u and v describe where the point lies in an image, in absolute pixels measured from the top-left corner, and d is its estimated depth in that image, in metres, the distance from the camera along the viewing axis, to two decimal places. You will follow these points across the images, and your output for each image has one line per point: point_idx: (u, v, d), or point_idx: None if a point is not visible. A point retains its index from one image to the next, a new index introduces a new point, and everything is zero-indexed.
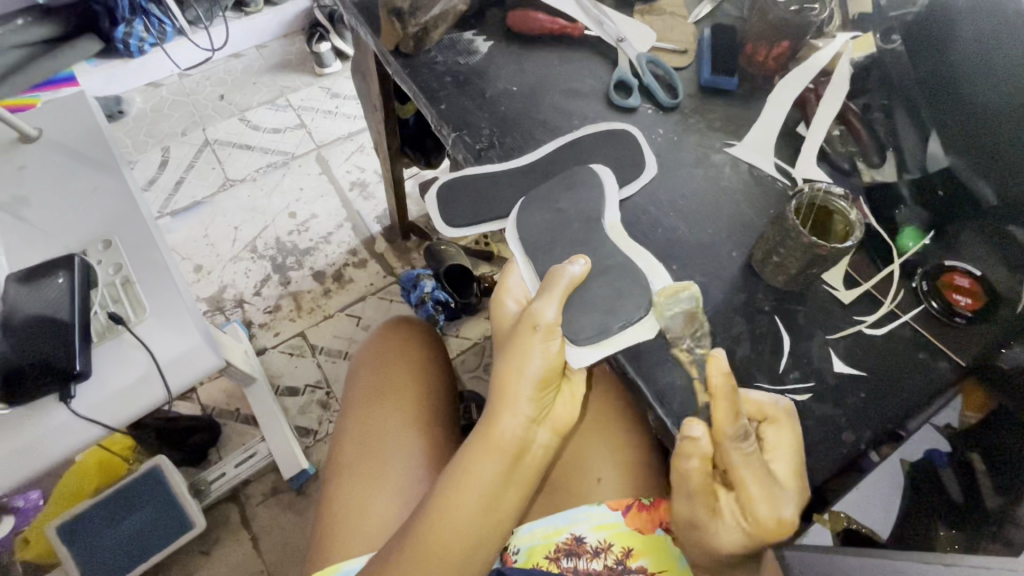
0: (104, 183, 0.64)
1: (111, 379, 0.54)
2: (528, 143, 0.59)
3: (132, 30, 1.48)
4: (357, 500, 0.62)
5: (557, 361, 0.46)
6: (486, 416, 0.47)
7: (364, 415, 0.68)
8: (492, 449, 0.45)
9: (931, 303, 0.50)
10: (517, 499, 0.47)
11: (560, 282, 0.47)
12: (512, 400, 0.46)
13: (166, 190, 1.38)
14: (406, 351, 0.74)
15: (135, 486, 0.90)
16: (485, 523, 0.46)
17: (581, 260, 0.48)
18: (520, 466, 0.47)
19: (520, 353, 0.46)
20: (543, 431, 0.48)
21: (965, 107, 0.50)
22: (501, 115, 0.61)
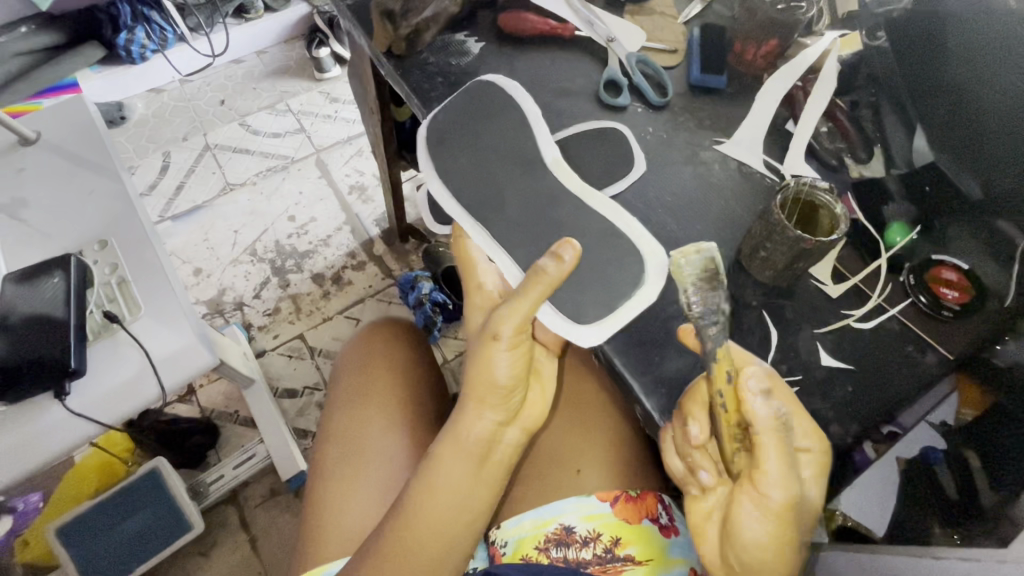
0: (102, 185, 0.64)
1: (105, 378, 0.55)
2: (495, 135, 0.57)
3: (133, 37, 1.48)
4: (337, 500, 0.63)
5: (521, 361, 0.47)
6: (452, 418, 0.48)
7: (344, 418, 0.69)
8: (457, 450, 0.46)
9: (919, 297, 0.50)
10: (489, 498, 0.48)
11: (539, 282, 0.44)
12: (477, 402, 0.47)
13: (166, 194, 1.39)
14: (385, 351, 0.74)
15: (134, 488, 0.91)
16: (456, 524, 0.47)
17: (571, 249, 0.44)
18: (488, 465, 0.47)
19: (486, 357, 0.46)
20: (513, 431, 0.49)
21: (947, 105, 0.50)
22: (467, 111, 0.58)
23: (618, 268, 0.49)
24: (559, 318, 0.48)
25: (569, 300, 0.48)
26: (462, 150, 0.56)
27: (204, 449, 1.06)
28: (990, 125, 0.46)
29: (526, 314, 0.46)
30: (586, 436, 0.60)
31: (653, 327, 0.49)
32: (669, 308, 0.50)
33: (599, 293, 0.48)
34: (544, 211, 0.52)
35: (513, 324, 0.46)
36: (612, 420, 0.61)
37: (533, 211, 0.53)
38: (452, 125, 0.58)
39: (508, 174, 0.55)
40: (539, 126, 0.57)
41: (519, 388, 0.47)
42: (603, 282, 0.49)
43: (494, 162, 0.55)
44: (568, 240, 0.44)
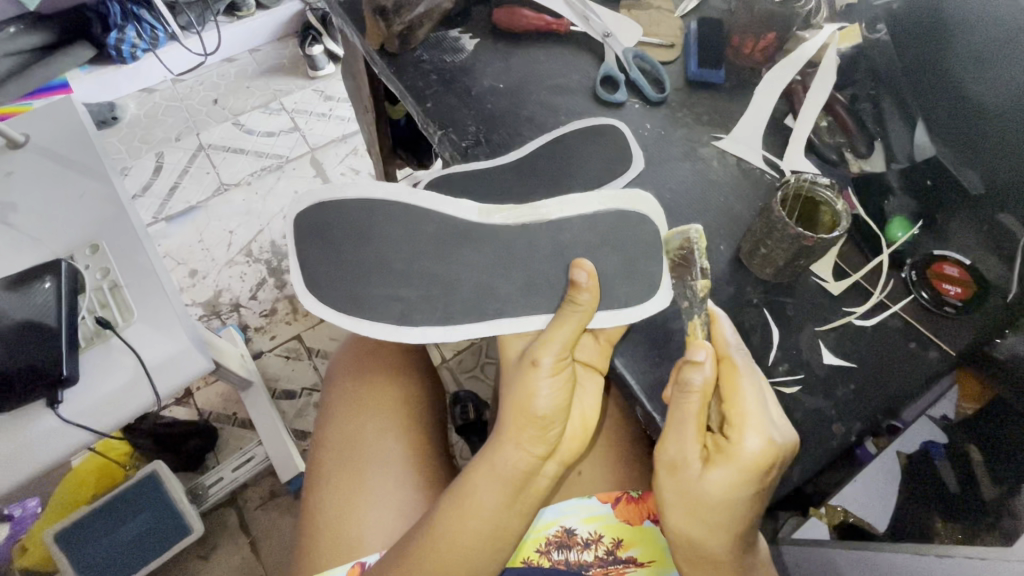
0: (92, 188, 0.63)
1: (99, 384, 0.54)
2: (392, 251, 0.48)
3: (124, 37, 1.47)
4: (345, 512, 0.62)
5: (563, 394, 0.46)
6: (491, 444, 0.47)
7: (349, 424, 0.67)
8: (493, 478, 0.45)
9: (921, 293, 0.49)
10: (520, 528, 0.47)
11: (573, 314, 0.47)
12: (517, 433, 0.45)
13: (160, 196, 1.38)
14: (391, 362, 0.72)
15: (132, 493, 0.90)
16: (487, 551, 0.45)
17: (584, 270, 0.47)
18: (523, 496, 0.46)
19: (527, 387, 0.46)
20: (552, 465, 0.48)
21: (949, 99, 0.48)
22: (336, 259, 0.49)
23: (635, 244, 0.49)
24: (621, 311, 0.49)
25: (612, 292, 0.49)
26: (375, 289, 0.49)
27: (203, 452, 1.05)
28: (988, 122, 0.46)
29: (563, 345, 0.46)
30: (596, 445, 0.58)
31: None
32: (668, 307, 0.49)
33: (627, 281, 0.49)
34: (534, 238, 0.48)
35: (553, 356, 0.46)
36: (620, 428, 0.60)
37: (509, 254, 0.49)
38: (329, 282, 0.50)
39: (442, 262, 0.49)
40: (413, 197, 0.47)
41: (562, 420, 0.46)
42: (628, 265, 0.49)
43: (415, 275, 0.49)
44: (578, 263, 0.47)
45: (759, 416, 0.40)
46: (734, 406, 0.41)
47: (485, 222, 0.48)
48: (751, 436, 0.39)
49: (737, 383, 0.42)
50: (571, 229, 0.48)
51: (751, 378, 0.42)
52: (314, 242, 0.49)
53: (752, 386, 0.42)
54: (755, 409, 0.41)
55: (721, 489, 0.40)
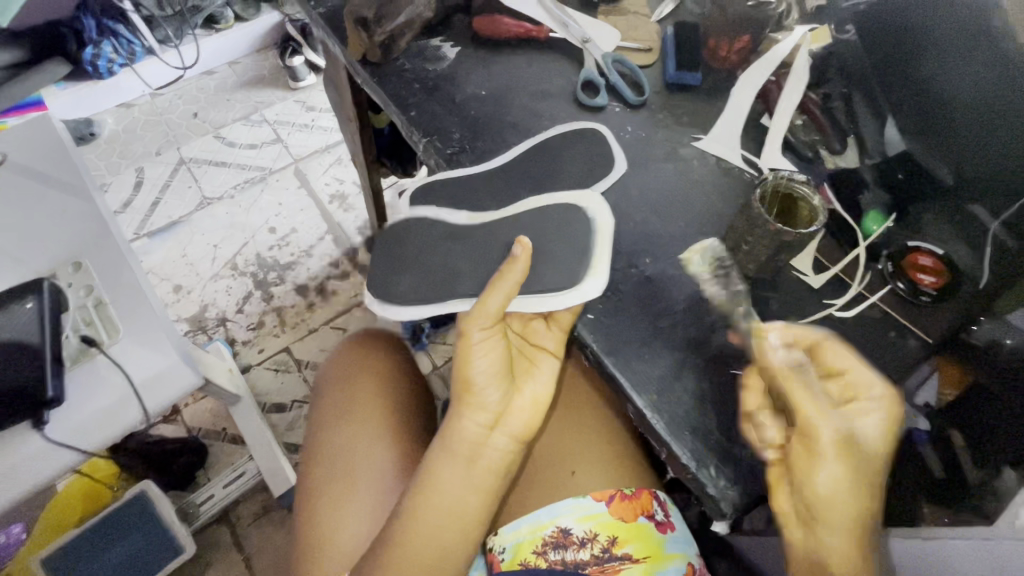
0: (73, 205, 0.63)
1: (86, 403, 0.53)
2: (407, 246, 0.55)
3: (100, 52, 1.45)
4: (329, 511, 0.63)
5: (497, 363, 0.47)
6: (443, 424, 0.49)
7: (330, 425, 0.68)
8: (449, 457, 0.47)
9: (897, 283, 0.51)
10: (484, 504, 0.48)
11: (500, 284, 0.47)
12: (466, 408, 0.47)
13: (142, 211, 1.36)
14: (365, 361, 0.73)
15: (121, 513, 0.88)
16: (451, 530, 0.47)
17: (519, 245, 0.47)
18: (477, 469, 0.47)
19: (466, 360, 0.47)
20: (501, 437, 0.48)
21: (920, 97, 0.51)
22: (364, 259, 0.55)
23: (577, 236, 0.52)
24: (565, 295, 0.50)
25: (548, 276, 0.50)
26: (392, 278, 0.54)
27: (192, 469, 1.04)
28: (957, 114, 0.48)
29: (491, 312, 0.47)
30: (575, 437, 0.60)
31: (642, 325, 0.49)
32: (655, 305, 0.50)
33: (568, 260, 0.51)
34: (498, 226, 0.54)
35: (481, 322, 0.47)
36: (605, 426, 0.62)
37: (475, 245, 0.54)
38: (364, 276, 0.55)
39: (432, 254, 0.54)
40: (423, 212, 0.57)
41: (500, 390, 0.48)
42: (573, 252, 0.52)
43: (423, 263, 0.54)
44: (518, 239, 0.48)
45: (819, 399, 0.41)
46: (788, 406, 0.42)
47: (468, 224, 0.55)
48: (831, 426, 0.40)
49: (801, 373, 0.43)
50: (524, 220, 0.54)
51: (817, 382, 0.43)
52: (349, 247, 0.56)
53: (801, 377, 0.42)
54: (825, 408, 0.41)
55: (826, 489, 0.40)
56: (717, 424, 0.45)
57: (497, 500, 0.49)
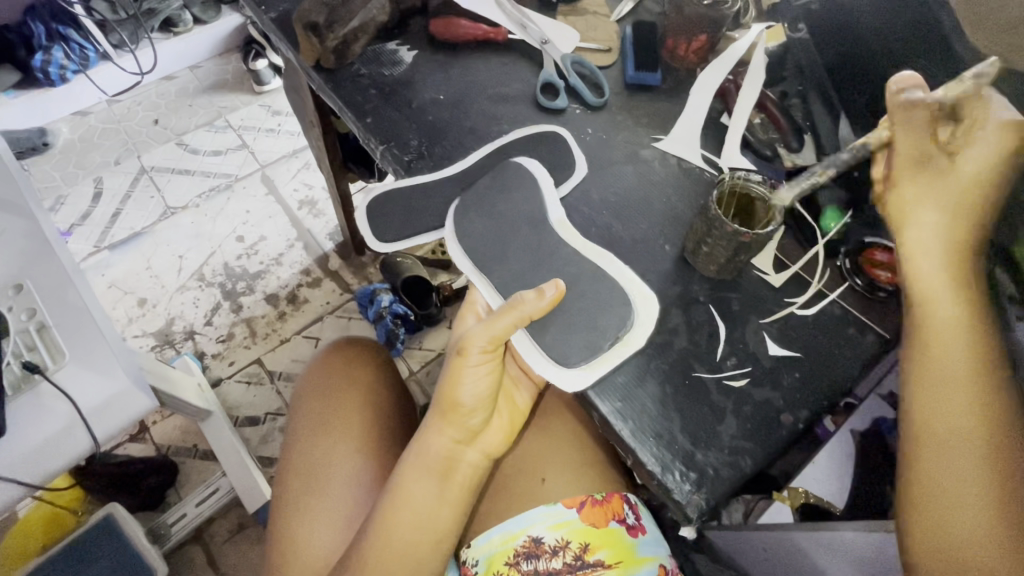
0: (12, 225, 0.59)
1: (31, 433, 0.51)
2: (435, 205, 0.56)
3: (50, 58, 1.39)
4: (296, 526, 0.61)
5: (486, 383, 0.46)
6: (416, 434, 0.48)
7: (308, 440, 0.67)
8: (421, 470, 0.47)
9: (855, 280, 0.51)
10: (455, 519, 0.47)
11: (516, 310, 0.45)
12: (441, 421, 0.47)
13: (101, 223, 1.31)
14: (348, 372, 0.72)
15: (85, 539, 0.85)
16: (423, 545, 0.46)
17: (555, 288, 0.45)
18: (451, 484, 0.47)
19: (453, 378, 0.46)
20: (473, 453, 0.49)
21: (871, 91, 0.52)
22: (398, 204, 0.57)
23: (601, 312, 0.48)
24: (567, 370, 0.46)
25: (557, 343, 0.47)
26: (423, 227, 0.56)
27: (162, 488, 1.00)
28: None
29: (497, 338, 0.45)
30: (548, 446, 0.60)
31: None
32: None
33: (586, 334, 0.47)
34: (524, 250, 0.51)
35: (481, 344, 0.45)
36: (576, 431, 0.62)
37: (506, 249, 0.52)
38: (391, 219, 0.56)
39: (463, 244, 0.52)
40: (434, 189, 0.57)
41: (484, 409, 0.47)
42: (585, 322, 0.48)
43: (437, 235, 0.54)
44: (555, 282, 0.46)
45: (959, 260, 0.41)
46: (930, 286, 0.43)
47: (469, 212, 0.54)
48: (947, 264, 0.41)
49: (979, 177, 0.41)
50: (560, 257, 0.51)
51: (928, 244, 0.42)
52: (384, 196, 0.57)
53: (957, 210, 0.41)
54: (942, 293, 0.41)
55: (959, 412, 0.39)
56: (681, 428, 0.45)
57: (467, 514, 0.49)
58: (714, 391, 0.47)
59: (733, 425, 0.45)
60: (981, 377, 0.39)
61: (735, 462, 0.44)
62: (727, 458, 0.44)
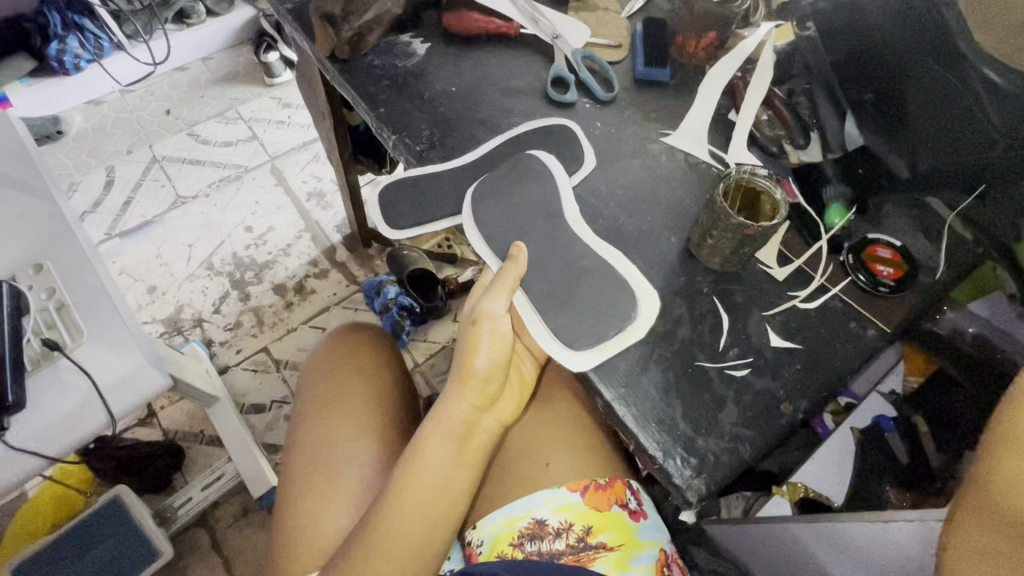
0: (33, 207, 0.61)
1: (50, 408, 0.53)
2: (451, 189, 0.57)
3: (65, 47, 1.41)
4: (311, 493, 0.63)
5: (502, 352, 0.48)
6: (434, 403, 0.50)
7: (322, 414, 0.68)
8: (441, 436, 0.48)
9: (858, 275, 0.52)
10: (469, 483, 0.49)
11: (506, 275, 0.48)
12: (462, 389, 0.48)
13: (113, 210, 1.33)
14: (360, 348, 0.74)
15: (94, 518, 0.86)
16: (441, 506, 0.48)
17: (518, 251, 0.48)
18: (468, 451, 0.49)
19: (472, 346, 0.48)
20: (490, 419, 0.51)
21: (879, 86, 0.52)
22: (408, 193, 0.58)
23: (609, 297, 0.49)
24: (571, 350, 0.48)
25: (563, 326, 0.48)
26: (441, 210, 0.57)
27: (169, 472, 1.02)
28: (912, 106, 0.50)
29: (504, 304, 0.48)
30: (545, 422, 0.61)
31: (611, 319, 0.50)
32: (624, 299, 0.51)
33: (595, 322, 0.48)
34: (536, 238, 0.53)
35: (496, 311, 0.48)
36: (577, 412, 0.62)
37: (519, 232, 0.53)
38: (402, 209, 0.57)
39: (478, 230, 0.55)
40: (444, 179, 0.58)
41: (500, 378, 0.49)
42: (595, 307, 0.49)
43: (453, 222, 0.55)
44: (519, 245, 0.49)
45: None
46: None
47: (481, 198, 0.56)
48: None
49: None
50: (563, 248, 0.52)
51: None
52: (394, 185, 0.58)
53: None
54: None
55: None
56: (683, 415, 0.46)
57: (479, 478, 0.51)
58: (715, 381, 0.48)
59: (733, 413, 0.46)
60: None
61: (734, 450, 0.45)
62: (727, 446, 0.45)
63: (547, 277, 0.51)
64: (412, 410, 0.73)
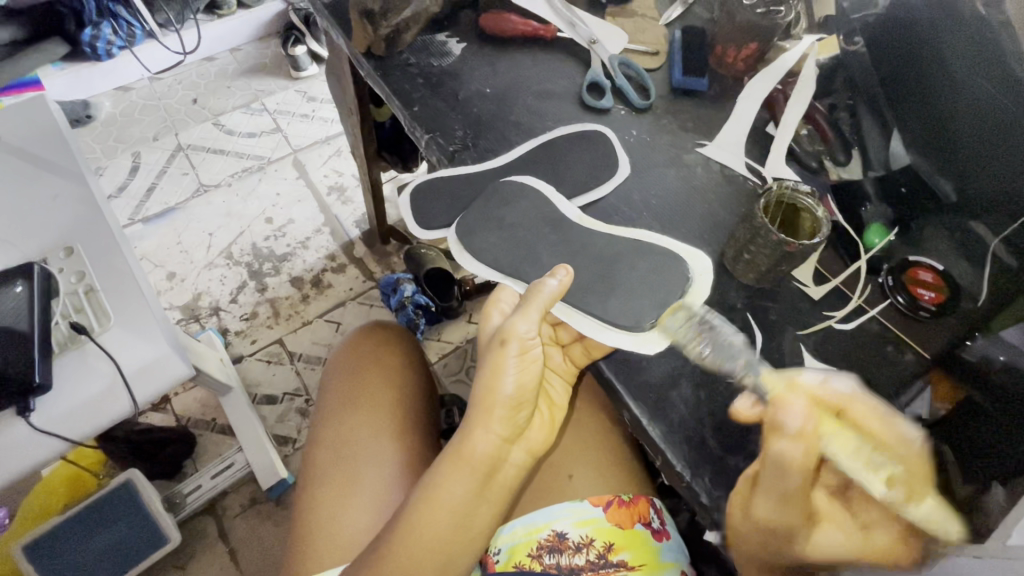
0: (66, 189, 0.62)
1: (75, 391, 0.53)
2: (494, 192, 0.56)
3: (99, 33, 1.43)
4: (326, 509, 0.61)
5: (528, 377, 0.46)
6: (458, 430, 0.46)
7: (337, 428, 0.67)
8: (463, 468, 0.44)
9: (897, 297, 0.51)
10: (490, 515, 0.46)
11: (538, 296, 0.46)
12: (485, 417, 0.45)
13: (136, 196, 1.35)
14: (379, 362, 0.72)
15: (106, 502, 0.86)
16: (458, 541, 0.45)
17: (564, 269, 0.47)
18: (491, 484, 0.46)
19: (495, 370, 0.46)
20: (518, 452, 0.48)
21: (926, 107, 0.50)
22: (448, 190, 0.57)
23: (662, 276, 0.49)
24: (617, 333, 0.47)
25: (631, 308, 0.48)
26: (478, 224, 0.54)
27: (180, 459, 1.02)
28: (960, 130, 0.47)
29: (535, 324, 0.47)
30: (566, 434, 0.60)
31: None
32: None
33: (655, 296, 0.48)
34: (567, 242, 0.52)
35: (525, 330, 0.46)
36: (599, 424, 0.62)
37: (557, 248, 0.52)
38: (437, 210, 0.57)
39: (512, 253, 0.52)
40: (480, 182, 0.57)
41: (526, 405, 0.47)
42: (650, 283, 0.49)
43: (482, 228, 0.54)
44: (557, 267, 0.48)
45: (878, 454, 0.37)
46: (874, 446, 0.37)
47: (515, 201, 0.55)
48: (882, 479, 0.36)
49: (867, 408, 0.38)
50: (604, 236, 0.52)
51: (866, 395, 0.39)
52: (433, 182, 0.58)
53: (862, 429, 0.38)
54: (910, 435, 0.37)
55: (761, 523, 0.39)
56: (713, 433, 0.45)
57: (502, 514, 0.48)
58: None
59: None
60: (802, 494, 0.37)
61: None
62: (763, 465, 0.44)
63: (587, 263, 0.51)
64: (428, 419, 0.72)
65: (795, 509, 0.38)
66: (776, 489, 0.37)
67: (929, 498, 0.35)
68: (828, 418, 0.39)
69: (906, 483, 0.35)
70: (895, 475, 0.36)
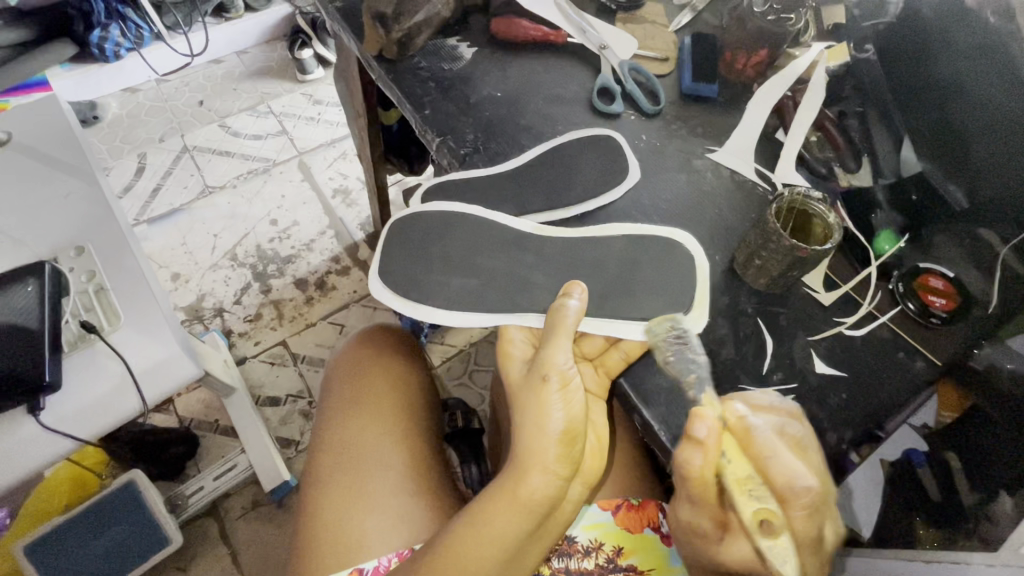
0: (76, 189, 0.62)
1: (84, 391, 0.53)
2: (457, 245, 0.54)
3: (108, 35, 1.43)
4: (337, 521, 0.60)
5: (576, 411, 0.45)
6: (511, 473, 0.45)
7: (340, 438, 0.66)
8: (519, 512, 0.43)
9: (908, 304, 0.50)
10: (541, 544, 0.46)
11: (564, 320, 0.47)
12: (540, 461, 0.43)
13: (142, 197, 1.35)
14: (379, 370, 0.71)
15: (107, 503, 0.86)
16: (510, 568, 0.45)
17: (579, 287, 0.48)
18: (547, 521, 0.45)
19: (541, 408, 0.44)
20: (576, 488, 0.47)
21: (939, 113, 0.50)
22: (408, 251, 0.55)
23: (673, 276, 0.51)
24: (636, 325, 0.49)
25: (641, 305, 0.50)
26: (438, 281, 0.53)
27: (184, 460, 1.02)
28: (974, 137, 0.48)
29: (569, 354, 0.46)
30: None
31: None
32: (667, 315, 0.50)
33: (666, 296, 0.50)
34: (578, 250, 0.53)
35: (563, 363, 0.46)
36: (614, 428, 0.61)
37: (569, 253, 0.53)
38: (397, 271, 0.54)
39: (506, 275, 0.52)
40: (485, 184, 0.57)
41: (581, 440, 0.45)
42: (660, 283, 0.51)
43: (470, 264, 0.53)
44: (571, 283, 0.49)
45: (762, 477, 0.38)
46: (764, 478, 0.38)
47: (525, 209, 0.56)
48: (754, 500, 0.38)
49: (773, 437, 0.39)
50: (613, 243, 0.53)
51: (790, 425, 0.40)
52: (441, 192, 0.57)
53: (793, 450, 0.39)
54: (804, 479, 0.36)
55: (682, 522, 0.42)
56: None
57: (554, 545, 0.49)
58: None
59: None
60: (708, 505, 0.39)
61: None
62: None
63: (597, 267, 0.52)
64: (429, 422, 0.71)
65: (704, 513, 0.40)
66: (686, 494, 0.40)
67: (786, 538, 0.36)
68: (733, 439, 0.40)
69: (773, 519, 0.37)
70: (769, 511, 0.37)
